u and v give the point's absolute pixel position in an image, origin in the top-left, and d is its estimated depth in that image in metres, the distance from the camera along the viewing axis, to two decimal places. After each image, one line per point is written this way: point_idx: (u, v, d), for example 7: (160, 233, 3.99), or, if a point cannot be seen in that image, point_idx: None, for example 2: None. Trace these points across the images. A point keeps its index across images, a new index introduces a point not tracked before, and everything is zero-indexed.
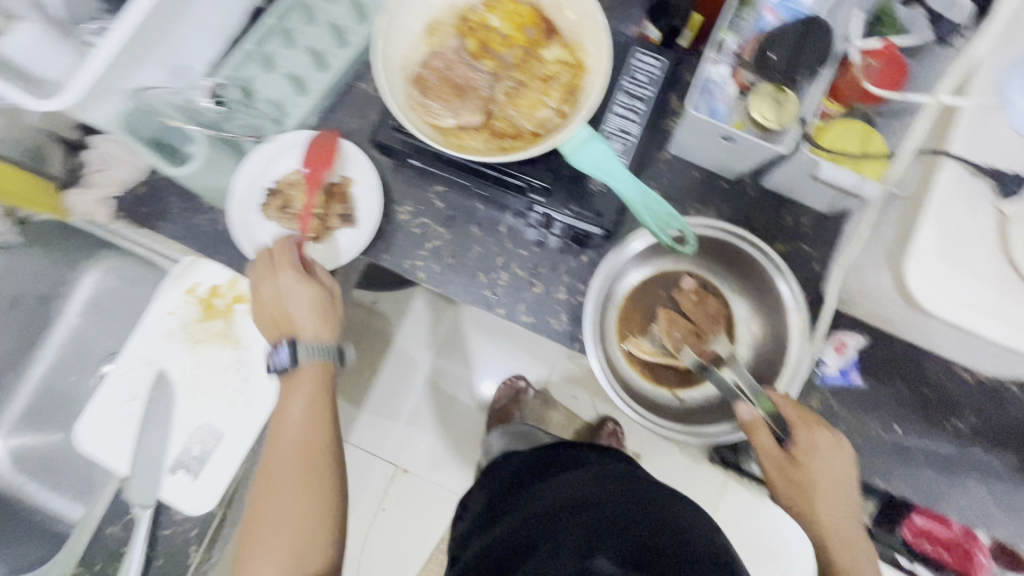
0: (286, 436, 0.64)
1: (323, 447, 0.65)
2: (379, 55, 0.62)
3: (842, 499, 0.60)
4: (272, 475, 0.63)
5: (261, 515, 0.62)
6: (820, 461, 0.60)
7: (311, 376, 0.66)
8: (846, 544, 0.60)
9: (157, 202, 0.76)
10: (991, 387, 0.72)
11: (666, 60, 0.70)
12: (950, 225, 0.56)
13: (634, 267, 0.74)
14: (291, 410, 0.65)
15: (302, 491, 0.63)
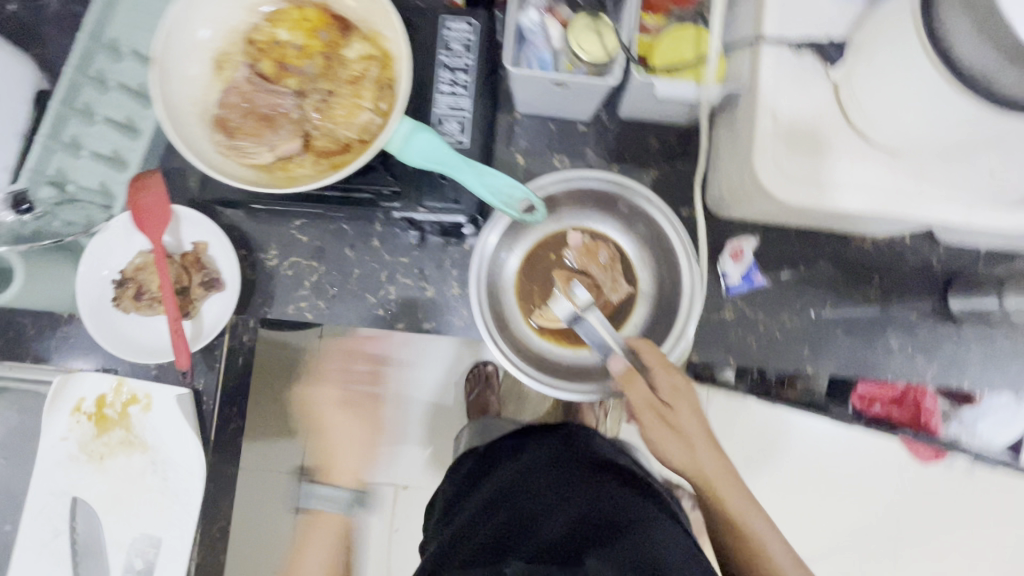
0: (317, 557, 0.71)
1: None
2: (164, 109, 0.56)
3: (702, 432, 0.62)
4: (301, 568, 0.70)
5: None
6: (680, 398, 0.61)
7: (335, 529, 0.73)
8: (716, 479, 0.61)
9: (11, 329, 0.71)
10: (886, 246, 0.73)
11: (476, 20, 0.65)
12: (783, 111, 0.55)
13: (518, 239, 0.72)
14: (328, 548, 0.71)
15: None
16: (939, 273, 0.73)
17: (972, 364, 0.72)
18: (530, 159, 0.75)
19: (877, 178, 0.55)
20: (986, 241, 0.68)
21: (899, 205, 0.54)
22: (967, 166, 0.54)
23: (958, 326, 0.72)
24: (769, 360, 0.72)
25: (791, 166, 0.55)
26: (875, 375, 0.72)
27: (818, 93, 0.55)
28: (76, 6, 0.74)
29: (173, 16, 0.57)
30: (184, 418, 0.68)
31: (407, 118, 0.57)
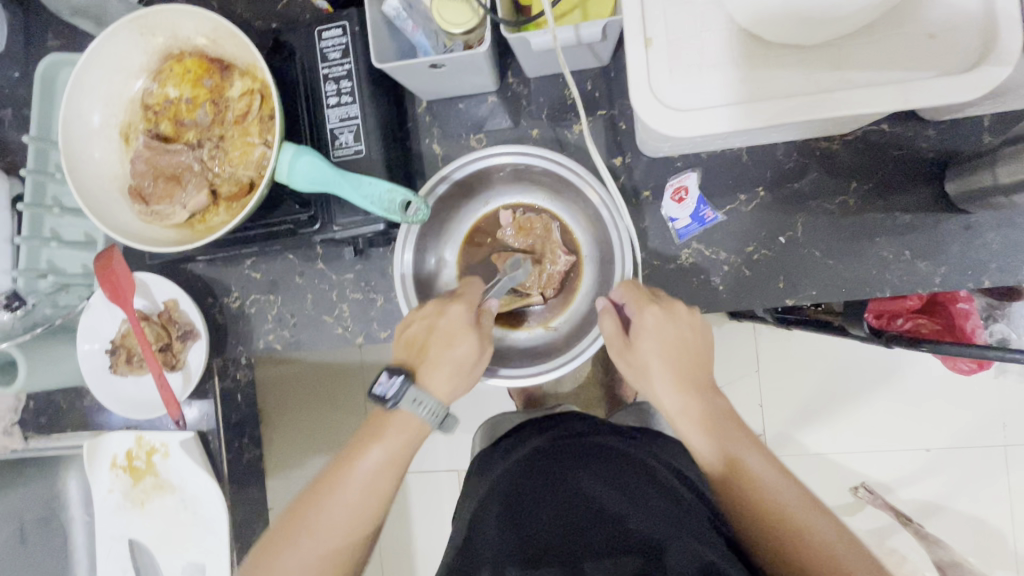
0: (379, 453, 0.55)
1: (354, 536, 0.54)
2: (81, 195, 0.60)
3: (683, 380, 0.57)
4: (357, 477, 0.55)
5: (333, 516, 0.54)
6: (652, 340, 0.58)
7: (405, 437, 0.56)
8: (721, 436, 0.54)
9: (48, 406, 0.81)
10: (860, 141, 0.63)
11: (346, 22, 0.62)
12: (659, 35, 0.48)
13: (450, 233, 0.71)
14: (399, 438, 0.56)
15: (329, 548, 0.53)
16: (931, 159, 0.62)
17: (992, 256, 0.61)
18: (448, 145, 0.72)
19: (785, 82, 0.47)
20: (975, 109, 0.57)
21: (817, 107, 0.46)
22: (892, 41, 0.45)
23: (964, 216, 0.61)
24: (743, 300, 0.65)
25: (676, 96, 0.48)
26: (874, 293, 0.63)
27: (698, 1, 0.48)
28: (22, 108, 0.81)
29: (64, 104, 0.60)
30: (193, 460, 0.76)
31: (287, 144, 0.57)
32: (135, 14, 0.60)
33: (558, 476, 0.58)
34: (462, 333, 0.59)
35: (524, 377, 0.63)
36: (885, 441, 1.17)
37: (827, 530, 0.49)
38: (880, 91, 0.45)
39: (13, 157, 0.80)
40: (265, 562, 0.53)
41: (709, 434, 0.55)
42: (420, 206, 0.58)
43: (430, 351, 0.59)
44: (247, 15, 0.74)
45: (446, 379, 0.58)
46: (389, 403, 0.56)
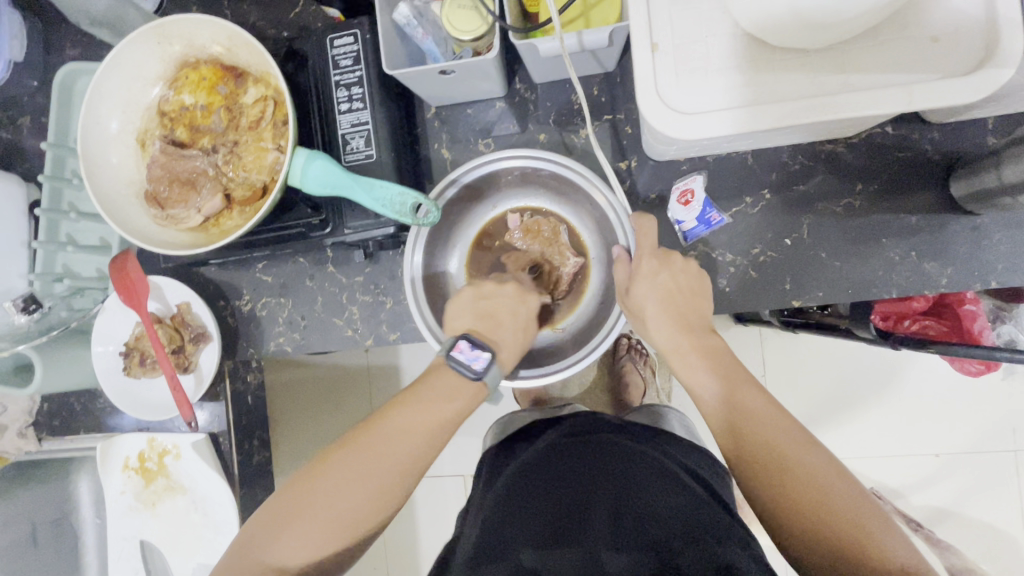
0: (440, 406, 0.54)
1: (398, 478, 0.51)
2: (99, 200, 0.61)
3: (685, 324, 0.58)
4: (412, 421, 0.53)
5: (384, 453, 0.51)
6: (647, 284, 0.59)
7: (474, 399, 0.57)
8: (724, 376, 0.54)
9: (61, 409, 0.82)
10: (865, 144, 0.64)
11: (357, 30, 0.64)
12: (665, 39, 0.49)
13: (458, 235, 0.71)
14: (464, 397, 0.56)
15: (371, 486, 0.50)
16: (936, 161, 0.62)
17: (998, 257, 0.61)
18: (457, 149, 0.73)
19: (790, 84, 0.48)
20: (978, 111, 0.58)
21: (823, 108, 0.47)
22: (894, 44, 0.46)
23: (970, 217, 0.61)
24: (749, 302, 0.65)
25: (683, 99, 0.49)
26: (881, 294, 0.63)
27: (703, 5, 0.49)
28: (41, 116, 0.83)
29: (83, 111, 0.61)
30: (204, 461, 0.77)
31: (299, 148, 0.58)
32: (154, 24, 0.61)
33: (574, 467, 0.60)
34: (534, 324, 0.65)
35: (533, 381, 0.63)
36: (894, 445, 1.16)
37: (820, 461, 0.47)
38: (883, 92, 0.46)
39: (31, 163, 0.82)
40: (298, 492, 0.49)
41: (708, 368, 0.55)
42: (432, 210, 0.58)
43: (503, 332, 0.61)
44: (260, 24, 0.76)
45: (516, 359, 0.62)
46: (479, 376, 0.57)
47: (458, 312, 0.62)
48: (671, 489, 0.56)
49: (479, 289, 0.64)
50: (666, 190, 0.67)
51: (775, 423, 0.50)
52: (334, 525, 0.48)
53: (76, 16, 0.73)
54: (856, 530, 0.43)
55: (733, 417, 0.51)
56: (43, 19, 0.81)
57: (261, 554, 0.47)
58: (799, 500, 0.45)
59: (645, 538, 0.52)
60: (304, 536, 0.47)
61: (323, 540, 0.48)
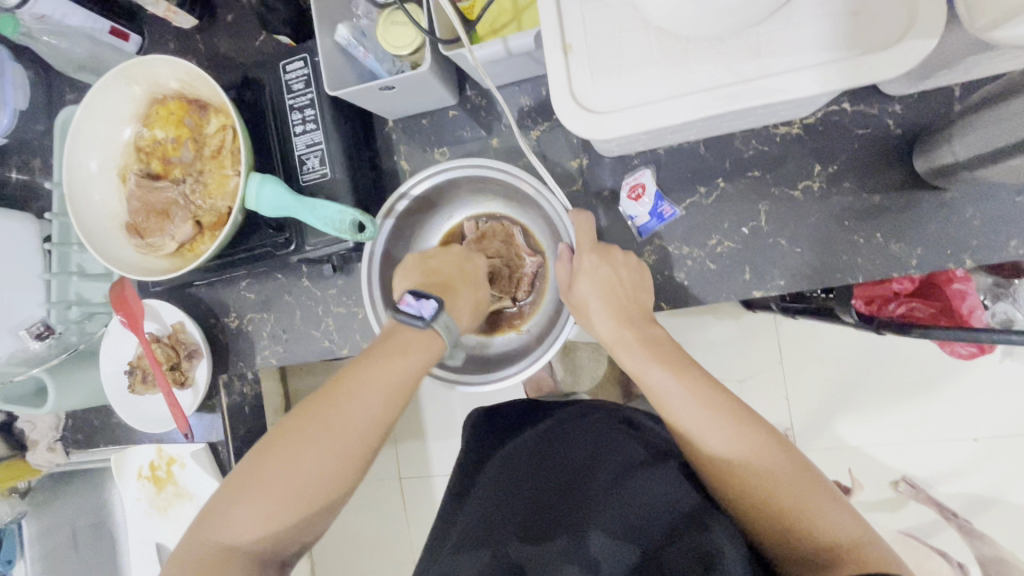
0: (397, 367, 0.54)
1: (355, 448, 0.50)
2: (84, 233, 0.67)
3: (625, 316, 0.57)
4: (365, 383, 0.52)
5: (340, 416, 0.51)
6: (589, 282, 0.58)
7: (429, 355, 0.56)
8: (675, 364, 0.53)
9: (83, 423, 0.90)
10: (822, 124, 0.61)
11: (305, 53, 0.66)
12: (579, 37, 0.49)
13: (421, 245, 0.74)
14: (419, 352, 0.56)
15: (329, 454, 0.49)
16: (898, 137, 0.59)
17: (972, 232, 0.57)
18: (415, 160, 0.75)
19: (704, 74, 0.46)
20: (935, 81, 0.54)
21: (740, 96, 0.45)
22: (813, 22, 0.44)
23: (938, 192, 0.58)
24: (708, 295, 0.64)
25: (597, 99, 0.48)
26: (846, 279, 0.60)
27: (614, 1, 0.48)
28: (49, 156, 0.90)
29: (65, 155, 0.67)
30: (204, 468, 0.83)
31: (253, 174, 0.61)
32: (120, 67, 0.66)
33: (541, 458, 0.59)
34: (482, 280, 0.66)
35: (499, 384, 0.64)
36: (919, 431, 1.09)
37: (764, 436, 0.48)
38: (802, 75, 0.44)
39: (45, 202, 0.90)
40: (258, 465, 0.49)
41: (654, 358, 0.54)
42: (371, 228, 0.61)
43: (457, 285, 0.62)
44: (229, 54, 0.80)
45: (469, 314, 0.62)
46: (427, 322, 0.57)
47: (405, 275, 0.63)
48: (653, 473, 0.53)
49: (425, 254, 0.66)
50: (619, 185, 0.67)
51: (717, 412, 0.49)
52: (294, 486, 0.48)
53: (64, 65, 0.79)
54: (799, 503, 0.45)
55: (693, 408, 0.50)
56: (44, 68, 0.89)
57: (220, 526, 0.48)
58: (748, 485, 0.47)
59: (631, 525, 0.49)
60: (261, 503, 0.48)
61: (281, 513, 0.48)
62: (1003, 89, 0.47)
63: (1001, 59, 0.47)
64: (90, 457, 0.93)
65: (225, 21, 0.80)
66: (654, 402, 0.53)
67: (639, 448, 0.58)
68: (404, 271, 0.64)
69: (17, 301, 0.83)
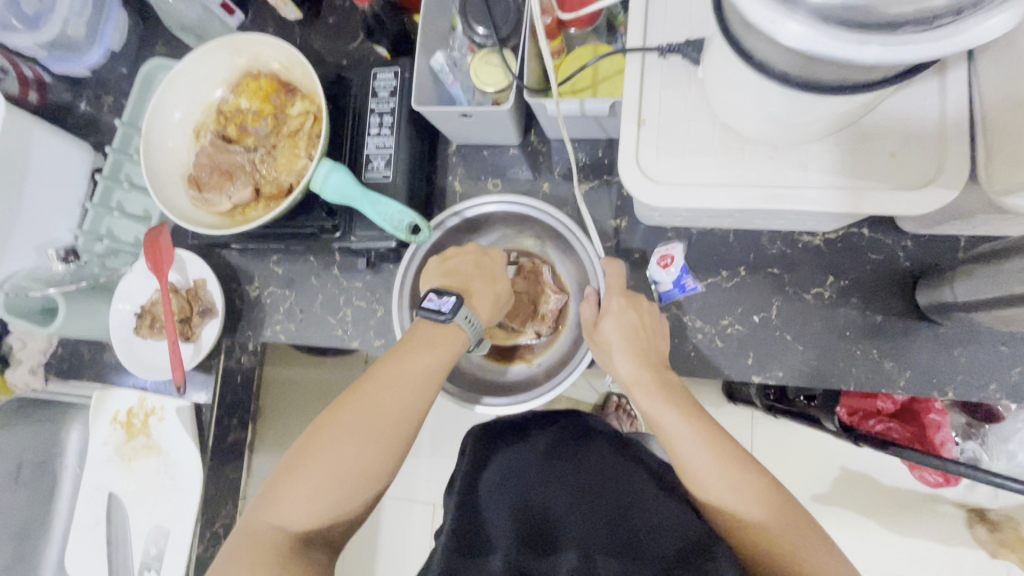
0: (428, 363, 0.57)
1: (391, 441, 0.54)
2: (149, 174, 0.71)
3: (644, 358, 0.58)
4: (399, 375, 0.56)
5: (376, 406, 0.54)
6: (614, 321, 0.60)
7: (454, 351, 0.59)
8: (687, 413, 0.55)
9: (73, 354, 0.90)
10: (841, 241, 0.67)
11: (399, 68, 0.72)
12: (656, 114, 0.55)
13: None
14: (445, 350, 0.58)
15: (368, 444, 0.53)
16: (905, 270, 0.66)
17: (958, 367, 0.63)
18: (467, 184, 0.81)
19: (755, 173, 0.52)
20: (946, 228, 0.61)
21: (780, 198, 0.51)
22: (854, 152, 0.51)
23: (933, 326, 0.64)
24: (710, 369, 0.68)
25: (660, 169, 0.54)
26: (838, 384, 0.65)
27: (691, 92, 0.54)
28: (122, 97, 0.95)
29: (154, 100, 0.71)
30: (184, 427, 0.82)
31: (325, 159, 0.66)
32: (230, 38, 0.72)
33: (546, 477, 0.61)
34: (500, 271, 0.67)
35: (510, 408, 0.67)
36: (872, 556, 1.11)
37: (763, 478, 0.52)
38: (838, 194, 0.50)
39: (105, 137, 0.94)
40: (302, 453, 0.52)
41: (668, 404, 0.56)
42: (424, 230, 0.66)
43: (475, 284, 0.64)
44: (321, 50, 0.86)
45: (490, 305, 0.65)
46: (448, 315, 0.59)
47: (428, 275, 0.66)
48: (649, 509, 0.56)
49: (442, 256, 0.67)
50: (650, 250, 0.72)
51: (722, 463, 0.52)
52: (333, 474, 0.51)
53: (169, 23, 0.85)
54: (792, 544, 0.48)
55: (703, 454, 0.53)
56: (144, 20, 0.95)
57: (271, 508, 0.51)
58: (746, 525, 0.50)
59: (633, 548, 0.52)
60: (305, 489, 0.51)
61: (330, 499, 0.51)
62: (1002, 248, 0.54)
63: (1006, 223, 0.54)
64: (69, 388, 0.92)
65: (326, 22, 0.87)
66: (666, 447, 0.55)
67: (641, 481, 0.61)
68: (429, 274, 0.66)
69: (50, 225, 0.85)
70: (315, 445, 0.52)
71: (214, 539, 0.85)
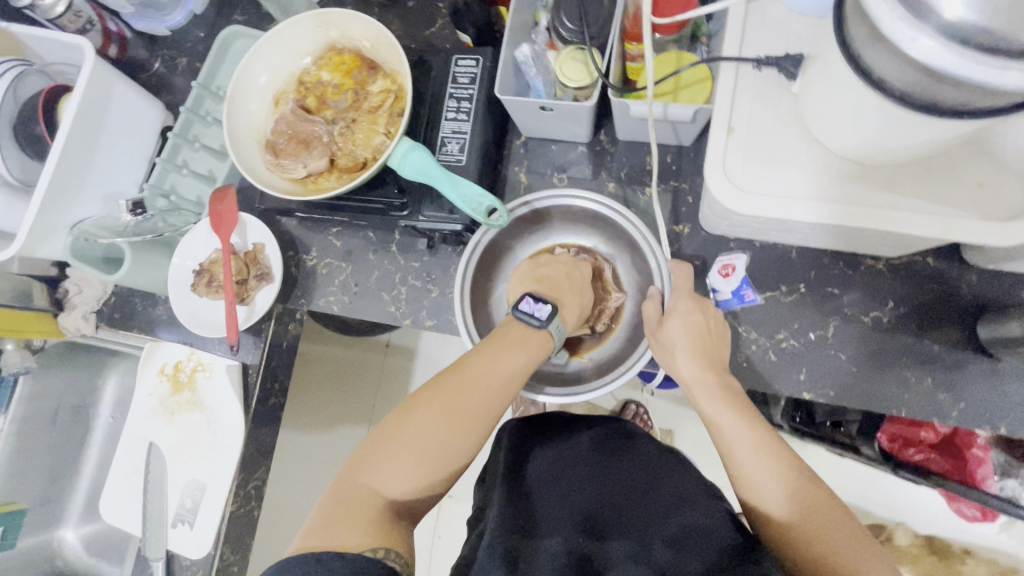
0: (517, 360, 0.61)
1: (478, 428, 0.58)
2: (229, 136, 0.73)
3: (706, 360, 0.60)
4: (489, 368, 0.60)
5: (466, 393, 0.58)
6: (679, 322, 0.62)
7: (540, 353, 0.64)
8: (746, 417, 0.56)
9: (126, 305, 0.92)
10: (904, 268, 0.68)
11: (481, 57, 0.74)
12: (746, 123, 0.56)
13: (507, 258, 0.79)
14: (533, 350, 0.63)
15: (456, 426, 0.57)
16: (966, 302, 0.66)
17: (1013, 403, 0.63)
18: (531, 176, 0.82)
19: (842, 191, 0.53)
20: (1015, 265, 0.62)
21: (862, 217, 0.52)
22: (942, 180, 0.52)
23: (990, 361, 0.64)
24: (760, 381, 0.69)
25: (747, 178, 0.55)
26: (890, 409, 0.66)
27: (781, 106, 0.56)
28: (196, 60, 0.97)
29: (243, 65, 0.74)
30: (231, 385, 0.83)
31: (405, 138, 0.67)
32: (321, 11, 0.74)
33: (595, 469, 0.62)
34: (587, 287, 0.72)
35: (566, 398, 0.67)
36: None
37: (817, 489, 0.52)
38: (923, 218, 0.51)
39: (176, 98, 0.96)
40: (393, 426, 0.56)
41: (728, 407, 0.57)
42: (501, 213, 0.67)
43: (564, 293, 0.69)
44: (398, 33, 0.88)
45: (576, 317, 0.69)
46: (541, 322, 0.64)
47: (520, 279, 0.71)
48: (698, 506, 0.57)
49: (536, 261, 0.73)
50: (711, 259, 0.73)
51: (779, 467, 0.53)
52: (421, 450, 0.55)
53: None
54: (846, 554, 0.48)
55: (759, 457, 0.54)
56: None
57: (360, 476, 0.54)
58: (800, 531, 0.50)
59: (687, 542, 0.53)
60: (396, 460, 0.54)
61: (417, 472, 0.55)
62: None
63: None
64: (118, 338, 0.94)
65: (405, 5, 0.88)
66: (723, 447, 0.56)
67: (691, 479, 0.61)
68: (519, 275, 0.72)
69: (118, 175, 0.87)
70: (407, 422, 0.56)
71: (247, 499, 0.87)
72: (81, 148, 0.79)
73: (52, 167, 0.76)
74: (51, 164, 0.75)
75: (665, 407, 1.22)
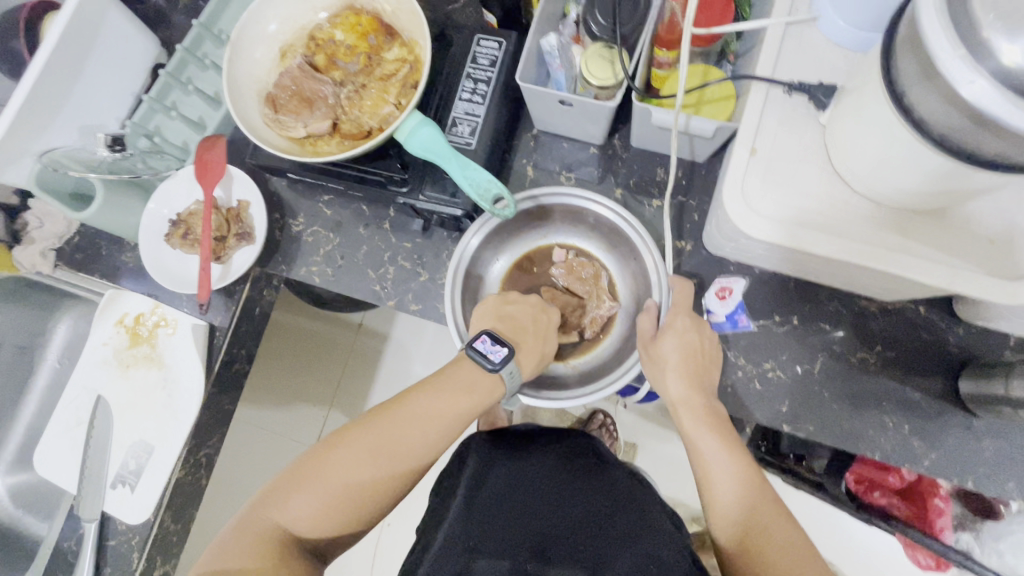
0: (459, 404, 0.59)
1: (404, 474, 0.57)
2: (228, 82, 0.68)
3: (696, 381, 0.59)
4: (426, 411, 0.58)
5: (400, 435, 0.57)
6: (674, 339, 0.61)
7: (488, 400, 0.61)
8: (730, 442, 0.55)
9: (90, 247, 0.86)
10: (896, 313, 0.68)
11: (504, 40, 0.71)
12: (768, 147, 0.55)
13: (501, 254, 0.77)
14: (480, 395, 0.60)
15: (384, 467, 0.55)
16: (951, 355, 0.67)
17: (983, 460, 0.64)
18: (538, 171, 0.80)
19: (856, 229, 0.52)
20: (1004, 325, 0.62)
21: (875, 257, 0.51)
22: (955, 231, 0.51)
23: (967, 416, 0.65)
24: (743, 408, 0.69)
25: (763, 203, 0.54)
26: (865, 451, 0.66)
27: (807, 136, 0.55)
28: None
29: (252, 9, 0.69)
30: (195, 345, 0.78)
31: (416, 112, 0.64)
32: None
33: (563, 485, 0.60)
34: (553, 333, 0.69)
35: (549, 401, 0.65)
36: None
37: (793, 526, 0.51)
38: (933, 265, 0.51)
39: (173, 35, 0.90)
40: (318, 459, 0.55)
41: (713, 431, 0.56)
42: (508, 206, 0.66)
43: (527, 337, 0.65)
44: None
45: (535, 365, 0.65)
46: (496, 366, 0.60)
47: (480, 318, 0.66)
48: (658, 541, 0.55)
49: (505, 298, 0.69)
50: (709, 279, 0.72)
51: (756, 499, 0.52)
52: (344, 489, 0.54)
53: None
54: None
55: (737, 486, 0.53)
56: None
57: (276, 507, 0.52)
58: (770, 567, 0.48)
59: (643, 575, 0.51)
60: (314, 497, 0.53)
61: (336, 512, 0.54)
62: None
63: None
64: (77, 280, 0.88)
65: None
66: (704, 470, 0.55)
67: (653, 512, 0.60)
68: (481, 311, 0.67)
69: (99, 107, 0.81)
70: (333, 457, 0.55)
71: (195, 467, 0.82)
72: (62, 71, 0.73)
73: (28, 84, 0.69)
74: (27, 82, 0.69)
75: (635, 421, 1.22)
